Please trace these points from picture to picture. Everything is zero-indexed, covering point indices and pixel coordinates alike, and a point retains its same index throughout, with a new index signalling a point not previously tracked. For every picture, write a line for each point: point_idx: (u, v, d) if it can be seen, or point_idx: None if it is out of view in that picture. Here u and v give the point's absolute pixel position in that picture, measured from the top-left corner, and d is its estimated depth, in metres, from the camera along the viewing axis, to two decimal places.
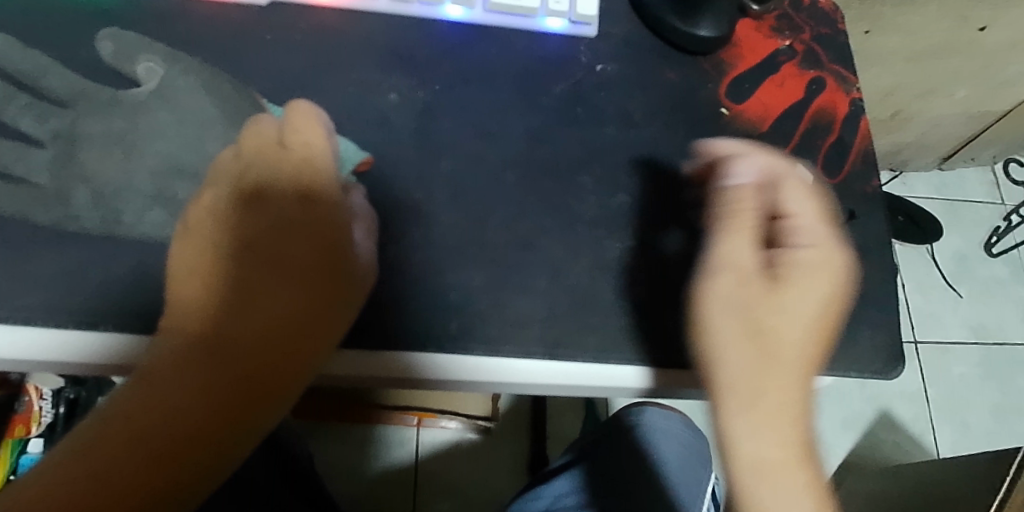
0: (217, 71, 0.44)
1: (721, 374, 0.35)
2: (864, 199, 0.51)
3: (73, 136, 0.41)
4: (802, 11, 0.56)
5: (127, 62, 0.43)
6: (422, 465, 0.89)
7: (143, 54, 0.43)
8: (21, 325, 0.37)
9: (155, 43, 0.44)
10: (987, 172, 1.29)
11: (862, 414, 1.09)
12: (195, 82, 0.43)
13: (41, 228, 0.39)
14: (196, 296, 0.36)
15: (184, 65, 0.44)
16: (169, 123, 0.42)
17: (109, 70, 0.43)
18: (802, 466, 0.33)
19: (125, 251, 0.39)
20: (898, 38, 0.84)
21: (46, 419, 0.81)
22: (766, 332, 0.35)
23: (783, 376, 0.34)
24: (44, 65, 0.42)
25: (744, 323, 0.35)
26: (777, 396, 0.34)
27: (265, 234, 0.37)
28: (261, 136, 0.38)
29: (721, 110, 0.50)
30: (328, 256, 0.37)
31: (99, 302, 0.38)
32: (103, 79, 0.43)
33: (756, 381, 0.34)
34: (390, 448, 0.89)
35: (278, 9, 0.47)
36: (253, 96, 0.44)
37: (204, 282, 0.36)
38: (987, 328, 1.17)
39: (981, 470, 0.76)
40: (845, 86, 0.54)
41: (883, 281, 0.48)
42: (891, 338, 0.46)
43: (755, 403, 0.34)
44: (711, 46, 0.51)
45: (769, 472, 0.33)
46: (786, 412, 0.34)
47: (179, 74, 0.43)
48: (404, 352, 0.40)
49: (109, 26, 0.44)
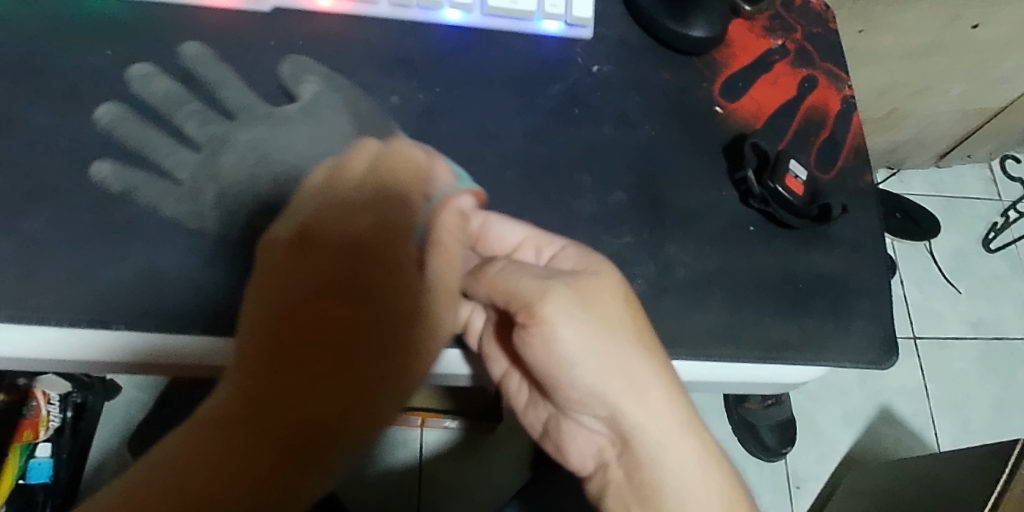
0: (358, 93, 0.46)
1: (611, 387, 0.38)
2: (857, 194, 0.52)
3: (223, 141, 0.44)
4: (793, 11, 0.57)
5: (295, 82, 0.46)
6: (426, 465, 0.90)
7: (310, 75, 0.46)
8: (38, 324, 0.38)
9: (322, 67, 0.47)
10: (983, 169, 1.30)
11: (863, 410, 1.10)
12: (340, 104, 0.46)
13: (51, 230, 0.40)
14: (251, 345, 0.35)
15: (341, 88, 0.46)
16: (305, 141, 0.45)
17: (279, 86, 0.46)
18: (695, 431, 0.40)
19: (133, 252, 0.40)
20: (891, 37, 0.85)
21: (54, 423, 0.85)
22: (604, 346, 0.37)
23: (643, 364, 0.38)
24: (225, 78, 0.45)
25: (594, 339, 0.37)
26: (674, 434, 0.39)
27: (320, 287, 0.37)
28: (338, 174, 0.39)
29: (716, 109, 0.51)
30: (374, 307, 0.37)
31: (109, 301, 0.38)
32: (265, 93, 0.46)
33: (649, 386, 0.38)
34: (395, 449, 0.90)
35: (281, 15, 0.48)
36: (391, 121, 0.46)
37: (258, 332, 0.35)
38: (985, 323, 1.18)
39: (981, 461, 0.76)
40: (837, 84, 0.55)
41: (878, 273, 0.49)
42: (885, 329, 0.47)
43: (643, 418, 0.38)
44: (705, 46, 0.52)
45: (678, 444, 0.39)
46: (669, 393, 0.38)
47: (333, 96, 0.46)
48: None
49: (294, 50, 0.47)
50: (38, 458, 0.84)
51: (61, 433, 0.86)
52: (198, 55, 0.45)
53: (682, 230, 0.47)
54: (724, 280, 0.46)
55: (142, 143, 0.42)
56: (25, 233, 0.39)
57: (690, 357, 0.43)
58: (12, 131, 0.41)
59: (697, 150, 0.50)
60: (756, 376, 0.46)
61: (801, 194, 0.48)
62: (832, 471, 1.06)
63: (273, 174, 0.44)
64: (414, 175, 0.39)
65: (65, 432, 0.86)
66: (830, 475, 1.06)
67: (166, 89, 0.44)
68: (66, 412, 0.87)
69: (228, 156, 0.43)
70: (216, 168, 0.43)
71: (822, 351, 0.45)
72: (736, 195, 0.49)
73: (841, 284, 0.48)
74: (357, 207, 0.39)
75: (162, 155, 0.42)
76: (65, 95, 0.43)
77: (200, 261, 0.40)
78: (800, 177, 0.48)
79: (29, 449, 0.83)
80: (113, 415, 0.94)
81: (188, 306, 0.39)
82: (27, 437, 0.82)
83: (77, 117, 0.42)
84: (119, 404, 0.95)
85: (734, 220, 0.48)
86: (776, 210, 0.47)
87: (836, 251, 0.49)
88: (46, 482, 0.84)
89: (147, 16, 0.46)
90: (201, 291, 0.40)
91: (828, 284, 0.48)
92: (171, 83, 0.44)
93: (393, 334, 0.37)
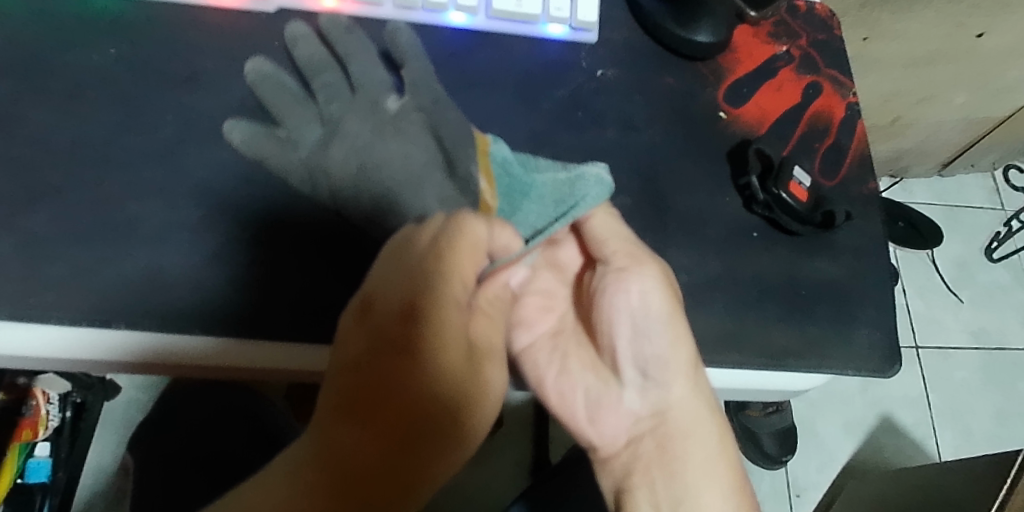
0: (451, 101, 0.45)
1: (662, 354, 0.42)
2: (861, 202, 0.51)
3: (334, 125, 0.44)
4: (799, 17, 0.57)
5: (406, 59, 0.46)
6: None
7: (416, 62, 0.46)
8: (37, 322, 0.38)
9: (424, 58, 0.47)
10: (987, 178, 1.30)
11: (864, 419, 1.09)
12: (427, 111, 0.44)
13: (51, 229, 0.39)
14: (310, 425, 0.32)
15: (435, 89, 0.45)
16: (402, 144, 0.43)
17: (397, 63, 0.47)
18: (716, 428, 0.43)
19: (135, 251, 0.40)
20: (895, 45, 0.85)
21: (53, 423, 0.86)
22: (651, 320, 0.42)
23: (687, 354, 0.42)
24: (352, 51, 0.46)
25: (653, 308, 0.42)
26: (710, 452, 0.42)
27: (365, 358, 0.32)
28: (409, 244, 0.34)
29: (720, 114, 0.51)
30: (418, 405, 0.31)
31: (110, 301, 0.38)
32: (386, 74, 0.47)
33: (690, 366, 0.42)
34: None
35: (285, 15, 0.48)
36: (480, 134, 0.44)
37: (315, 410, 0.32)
38: (988, 333, 1.18)
39: (982, 472, 0.76)
40: (842, 91, 0.55)
41: (881, 281, 0.49)
42: (888, 338, 0.47)
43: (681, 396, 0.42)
44: (709, 51, 0.52)
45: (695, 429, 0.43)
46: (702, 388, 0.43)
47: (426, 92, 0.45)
48: None
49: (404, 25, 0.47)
50: (37, 458, 0.85)
51: (59, 433, 0.87)
52: (335, 25, 0.46)
53: (684, 235, 0.47)
54: (726, 285, 0.46)
55: (275, 102, 0.44)
56: (24, 231, 0.39)
57: None
58: (13, 128, 0.41)
59: (700, 155, 0.50)
60: (758, 384, 0.46)
61: (805, 201, 0.48)
62: (832, 480, 1.06)
63: (368, 181, 0.42)
64: (471, 235, 0.35)
65: (63, 432, 0.87)
66: (830, 484, 1.05)
67: (312, 55, 0.46)
68: (65, 412, 0.87)
69: (230, 156, 0.43)
70: (218, 168, 0.43)
71: (824, 359, 0.45)
72: (739, 201, 0.49)
73: (844, 292, 0.48)
74: (415, 273, 0.33)
75: (288, 118, 0.44)
76: (68, 93, 0.43)
77: (201, 261, 0.40)
78: (803, 183, 0.48)
79: (28, 449, 0.84)
80: (114, 415, 0.94)
81: (189, 307, 0.39)
82: (25, 437, 0.82)
83: (80, 115, 0.42)
84: (119, 405, 0.94)
85: (736, 226, 0.48)
86: (779, 216, 0.47)
87: (839, 258, 0.49)
88: (44, 481, 0.85)
89: (150, 15, 0.46)
90: (203, 292, 0.40)
91: (831, 291, 0.47)
92: (318, 49, 0.46)
93: (446, 392, 0.32)
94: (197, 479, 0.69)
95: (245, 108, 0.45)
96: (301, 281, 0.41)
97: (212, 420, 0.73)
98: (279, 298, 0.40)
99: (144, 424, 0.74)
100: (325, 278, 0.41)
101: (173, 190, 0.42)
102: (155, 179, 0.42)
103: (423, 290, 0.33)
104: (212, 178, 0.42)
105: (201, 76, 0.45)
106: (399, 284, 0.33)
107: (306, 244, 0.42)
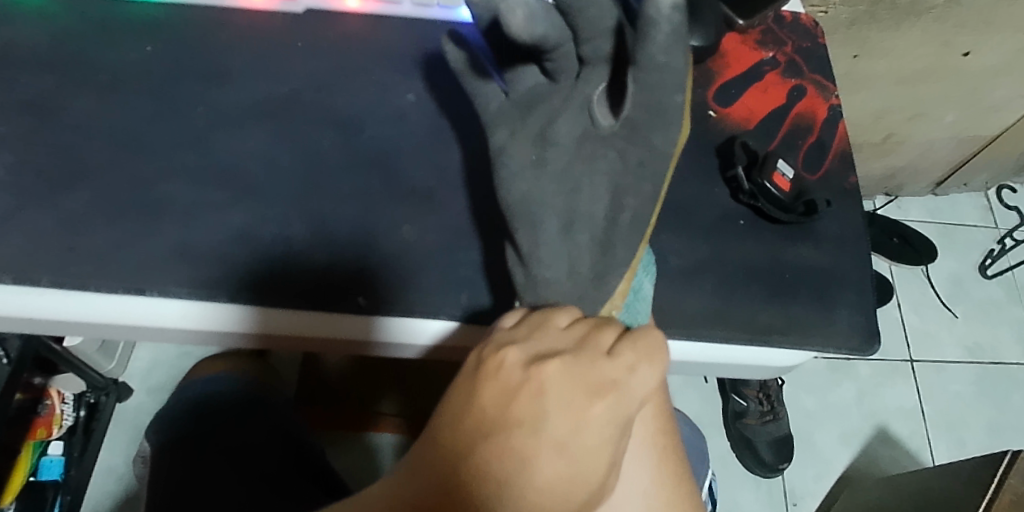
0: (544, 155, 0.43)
1: None
2: (843, 194, 0.55)
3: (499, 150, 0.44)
4: (785, 26, 0.60)
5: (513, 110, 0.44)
6: None
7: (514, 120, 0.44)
8: (76, 289, 0.41)
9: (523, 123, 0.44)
10: (981, 197, 1.33)
11: (860, 429, 1.12)
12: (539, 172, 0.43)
13: (91, 207, 0.43)
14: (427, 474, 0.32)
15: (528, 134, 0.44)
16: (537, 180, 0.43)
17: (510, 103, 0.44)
18: None
19: (167, 227, 0.43)
20: (885, 63, 0.89)
21: (67, 422, 0.88)
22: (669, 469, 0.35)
23: None
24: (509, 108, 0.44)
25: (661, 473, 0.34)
26: None
27: (498, 443, 0.31)
28: (594, 361, 0.33)
29: (709, 113, 0.55)
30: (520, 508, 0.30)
31: (144, 270, 0.42)
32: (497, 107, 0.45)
33: None
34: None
35: (311, 16, 0.52)
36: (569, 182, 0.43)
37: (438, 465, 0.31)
38: (982, 347, 1.20)
39: (971, 473, 0.78)
40: (825, 93, 0.59)
41: (862, 270, 0.52)
42: (869, 321, 0.50)
43: None
44: (700, 55, 0.56)
45: None
46: None
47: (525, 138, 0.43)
48: (401, 314, 0.44)
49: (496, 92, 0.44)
50: (50, 456, 0.86)
51: (73, 432, 0.89)
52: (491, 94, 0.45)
53: (674, 221, 0.50)
54: (715, 268, 0.49)
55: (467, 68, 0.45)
56: (65, 209, 0.43)
57: (680, 337, 0.46)
58: (58, 116, 0.45)
59: (690, 151, 0.53)
60: (745, 361, 0.49)
61: (788, 191, 0.51)
62: (829, 489, 1.07)
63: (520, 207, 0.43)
64: (646, 350, 0.34)
65: (77, 431, 0.90)
66: (827, 493, 1.07)
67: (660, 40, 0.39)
68: (79, 412, 0.90)
69: (258, 143, 0.47)
70: (245, 154, 0.46)
71: (805, 336, 0.48)
72: (726, 192, 0.52)
73: (826, 277, 0.51)
74: (583, 379, 0.32)
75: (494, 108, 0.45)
76: (109, 86, 0.47)
77: (230, 235, 0.44)
78: (786, 176, 0.52)
79: (42, 447, 0.85)
80: (125, 418, 0.96)
81: (216, 282, 0.42)
82: (41, 435, 0.84)
83: (118, 106, 0.46)
84: (130, 408, 0.96)
85: (724, 214, 0.51)
86: (764, 204, 0.51)
87: (821, 246, 0.52)
88: (57, 480, 0.87)
89: (185, 17, 0.50)
90: (232, 266, 0.43)
91: (812, 276, 0.51)
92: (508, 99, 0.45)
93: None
94: (225, 482, 0.71)
95: (271, 100, 0.48)
96: (320, 258, 0.44)
97: (239, 419, 0.76)
98: (294, 272, 0.43)
99: (177, 407, 0.77)
100: (335, 256, 0.44)
101: (203, 174, 0.45)
102: (187, 163, 0.45)
103: (587, 405, 0.32)
104: (238, 163, 0.46)
105: (230, 71, 0.49)
106: (568, 385, 0.32)
107: (323, 223, 0.45)
